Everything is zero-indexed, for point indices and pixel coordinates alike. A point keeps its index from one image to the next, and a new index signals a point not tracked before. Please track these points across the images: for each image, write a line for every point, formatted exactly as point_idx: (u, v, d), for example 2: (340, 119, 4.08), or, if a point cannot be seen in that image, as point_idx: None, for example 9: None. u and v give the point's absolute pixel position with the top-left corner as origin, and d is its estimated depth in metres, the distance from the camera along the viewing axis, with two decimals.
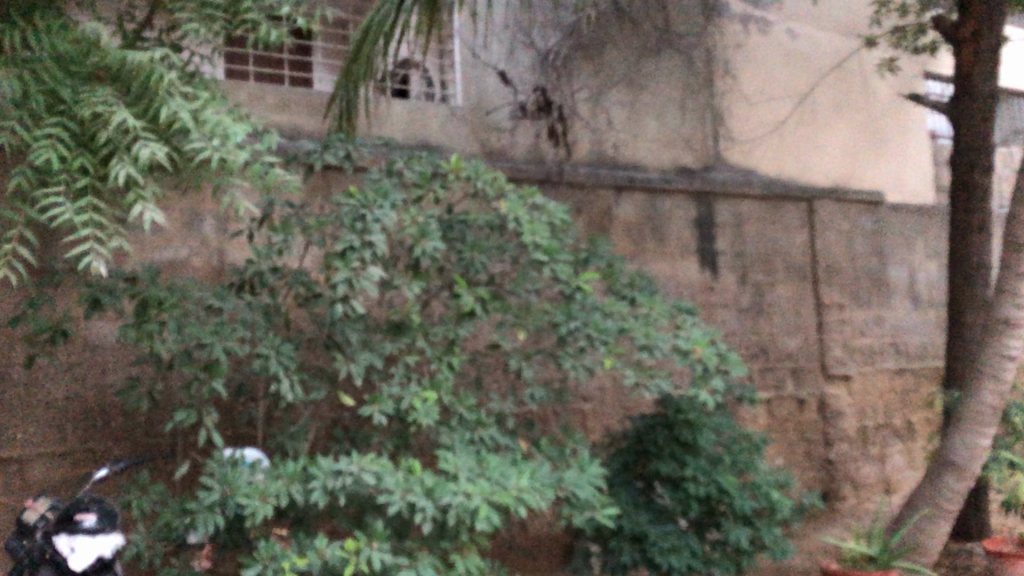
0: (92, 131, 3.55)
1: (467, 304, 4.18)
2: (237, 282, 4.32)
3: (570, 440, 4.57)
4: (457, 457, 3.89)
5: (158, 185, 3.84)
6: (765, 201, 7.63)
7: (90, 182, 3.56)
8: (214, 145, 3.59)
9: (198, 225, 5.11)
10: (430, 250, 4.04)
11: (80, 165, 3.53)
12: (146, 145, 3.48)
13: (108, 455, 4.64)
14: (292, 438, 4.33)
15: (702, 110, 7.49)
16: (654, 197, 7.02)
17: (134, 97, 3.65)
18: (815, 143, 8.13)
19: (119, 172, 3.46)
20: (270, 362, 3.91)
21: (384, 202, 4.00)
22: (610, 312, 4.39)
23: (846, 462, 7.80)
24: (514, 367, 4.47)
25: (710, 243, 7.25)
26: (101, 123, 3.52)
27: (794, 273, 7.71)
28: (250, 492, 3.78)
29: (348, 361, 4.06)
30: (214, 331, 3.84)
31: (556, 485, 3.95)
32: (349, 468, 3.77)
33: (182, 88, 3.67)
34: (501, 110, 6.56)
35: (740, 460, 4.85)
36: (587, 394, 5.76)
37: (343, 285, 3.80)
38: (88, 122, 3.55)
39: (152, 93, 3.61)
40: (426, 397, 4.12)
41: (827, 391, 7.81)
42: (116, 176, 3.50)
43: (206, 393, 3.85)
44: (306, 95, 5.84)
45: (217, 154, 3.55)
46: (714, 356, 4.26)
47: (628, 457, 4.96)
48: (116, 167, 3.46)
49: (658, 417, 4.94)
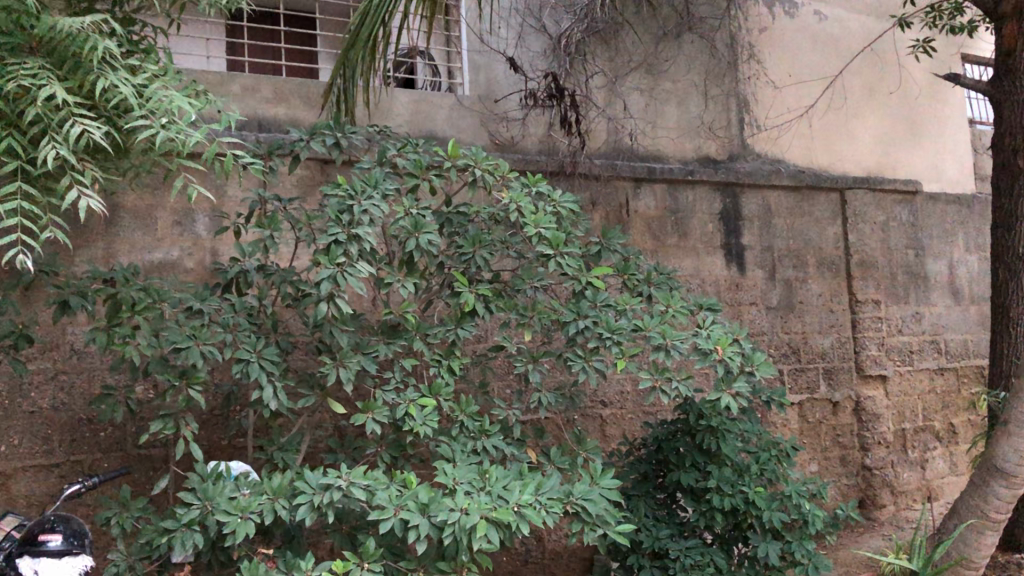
0: (20, 109, 3.36)
1: (466, 302, 3.90)
2: (223, 282, 4.09)
3: (583, 449, 4.22)
4: (456, 469, 3.56)
5: (98, 166, 3.69)
6: (793, 193, 7.25)
7: (21, 165, 3.39)
8: (160, 122, 3.44)
9: (190, 224, 4.90)
10: (425, 244, 3.72)
11: (8, 146, 3.36)
12: (81, 123, 3.33)
13: (96, 467, 4.36)
14: (282, 449, 4.03)
15: (726, 98, 7.12)
16: (676, 189, 6.67)
17: (67, 70, 3.47)
18: (847, 130, 7.72)
19: (51, 152, 3.30)
20: (251, 368, 3.60)
21: (373, 192, 3.69)
22: (624, 309, 4.04)
23: (883, 468, 7.39)
24: (519, 370, 4.09)
25: (736, 238, 6.88)
26: (30, 101, 3.37)
27: (825, 268, 7.32)
28: (230, 509, 3.46)
29: (338, 365, 3.74)
30: (191, 334, 3.55)
31: (565, 499, 3.59)
32: (337, 483, 3.44)
33: (121, 62, 3.51)
34: (510, 98, 6.23)
35: (769, 469, 4.47)
36: (606, 398, 5.42)
37: (327, 282, 3.45)
38: (17, 99, 3.36)
39: (86, 66, 3.44)
40: (424, 403, 3.81)
41: (863, 392, 7.40)
42: (49, 157, 3.34)
43: (182, 402, 3.54)
44: (303, 85, 5.56)
45: (164, 133, 3.40)
46: (738, 356, 3.81)
47: (647, 466, 4.60)
48: (49, 148, 3.32)
49: (678, 422, 4.59)
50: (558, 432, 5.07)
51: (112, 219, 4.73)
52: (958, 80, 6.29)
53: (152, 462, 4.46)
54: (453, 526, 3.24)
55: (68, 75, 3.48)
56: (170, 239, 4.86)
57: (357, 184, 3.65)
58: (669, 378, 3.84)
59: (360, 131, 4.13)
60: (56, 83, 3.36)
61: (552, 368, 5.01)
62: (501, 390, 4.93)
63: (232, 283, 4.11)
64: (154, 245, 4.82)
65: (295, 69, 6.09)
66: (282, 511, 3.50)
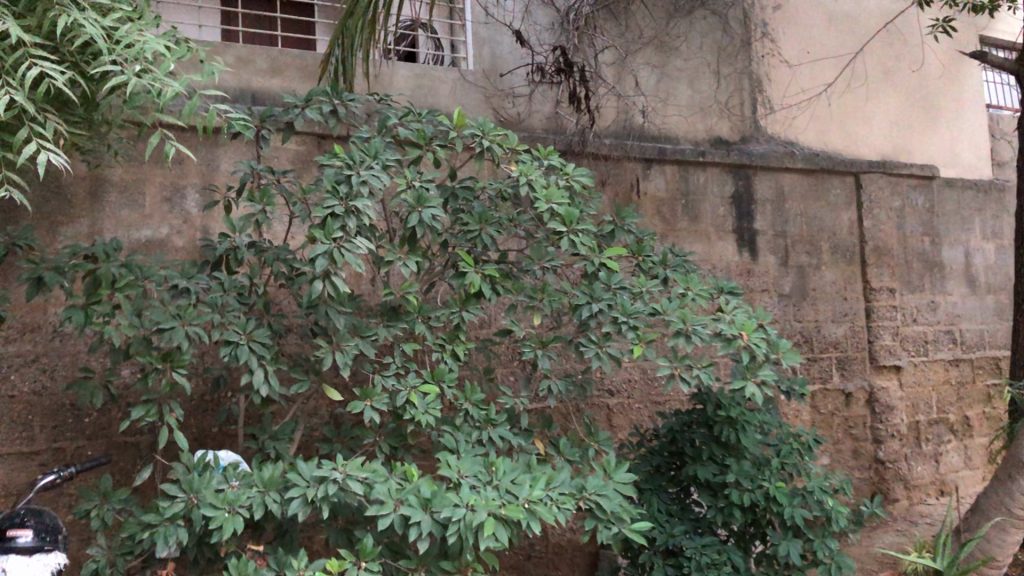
0: None
1: (473, 283, 3.64)
2: (212, 259, 3.85)
3: (594, 440, 3.98)
4: (460, 461, 3.31)
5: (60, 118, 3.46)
6: (807, 176, 7.00)
7: None
8: (134, 69, 3.27)
9: (180, 201, 4.69)
10: (429, 219, 3.45)
11: None
12: (41, 65, 3.12)
13: (79, 455, 4.11)
14: (274, 438, 3.78)
15: (739, 77, 6.84)
16: (686, 170, 6.41)
17: (24, 9, 3.25)
18: (864, 112, 7.43)
19: (7, 96, 3.08)
20: (240, 350, 3.34)
21: (373, 162, 3.42)
22: (640, 292, 3.78)
23: (896, 461, 7.15)
24: (527, 356, 3.83)
25: (748, 222, 6.63)
26: None
27: (839, 255, 7.07)
28: (217, 503, 3.21)
29: (334, 349, 3.48)
30: (176, 313, 3.29)
31: (577, 495, 3.34)
32: (333, 475, 3.19)
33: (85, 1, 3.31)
34: (516, 73, 5.95)
35: (790, 463, 4.23)
36: (613, 387, 5.17)
37: (323, 259, 3.16)
38: None
39: (46, 4, 3.22)
40: (427, 391, 3.57)
41: (876, 383, 7.17)
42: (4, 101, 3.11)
43: (166, 386, 3.28)
44: (299, 57, 5.29)
45: (137, 80, 3.24)
46: (763, 342, 3.55)
47: (660, 459, 4.35)
48: (3, 92, 3.08)
49: (694, 413, 4.34)
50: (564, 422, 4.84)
51: (97, 194, 4.51)
52: (985, 58, 6.01)
53: (139, 451, 4.22)
54: (458, 524, 2.99)
55: (26, 14, 3.26)
56: (158, 216, 4.64)
57: (355, 153, 3.38)
58: (689, 365, 3.56)
59: (358, 99, 3.87)
60: (13, 21, 3.14)
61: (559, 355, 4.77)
62: (505, 378, 4.69)
63: (222, 260, 3.86)
64: (142, 222, 4.60)
65: (291, 40, 5.81)
66: (273, 504, 3.25)
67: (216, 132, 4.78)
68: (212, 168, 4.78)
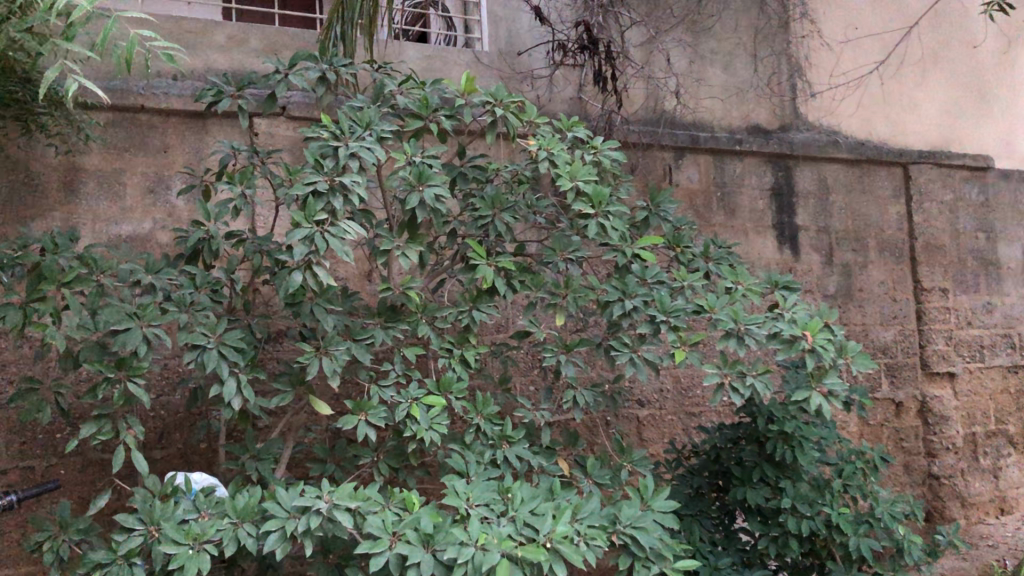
0: None
1: (484, 276, 3.12)
2: (187, 252, 3.35)
3: (627, 458, 3.43)
4: (470, 487, 2.79)
5: None
6: (853, 167, 6.43)
7: None
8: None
9: (164, 193, 4.21)
10: (432, 200, 2.91)
11: None
12: None
13: (49, 474, 3.61)
14: (257, 458, 3.29)
15: (777, 59, 6.29)
16: (721, 160, 5.86)
17: None
18: (913, 98, 6.82)
19: None
20: (208, 356, 2.83)
21: (366, 133, 2.89)
22: (680, 287, 3.24)
23: (952, 477, 6.53)
24: (549, 362, 3.28)
25: (789, 216, 6.07)
26: None
27: (887, 252, 6.48)
28: (181, 537, 2.70)
29: (321, 354, 2.97)
30: (134, 312, 2.79)
31: (609, 527, 2.80)
32: (317, 505, 2.67)
33: None
34: (535, 52, 5.38)
35: (853, 485, 3.67)
36: (643, 397, 4.62)
37: (303, 245, 2.65)
38: None
39: None
40: (431, 403, 3.04)
41: (929, 391, 6.56)
42: None
43: (120, 399, 2.76)
44: (298, 37, 4.62)
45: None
46: (831, 344, 2.95)
47: (702, 479, 3.79)
48: None
49: (742, 427, 3.77)
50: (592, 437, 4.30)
51: (72, 186, 4.05)
52: None
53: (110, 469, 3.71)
54: (465, 566, 2.46)
55: None
56: (141, 210, 4.17)
57: (344, 122, 2.85)
58: (743, 372, 2.96)
59: (351, 64, 3.33)
60: None
61: (585, 361, 4.25)
62: (524, 388, 4.18)
63: (197, 254, 3.35)
64: (122, 216, 4.14)
65: (292, 19, 5.40)
66: (248, 539, 2.73)
67: (205, 116, 4.30)
68: (200, 156, 4.30)
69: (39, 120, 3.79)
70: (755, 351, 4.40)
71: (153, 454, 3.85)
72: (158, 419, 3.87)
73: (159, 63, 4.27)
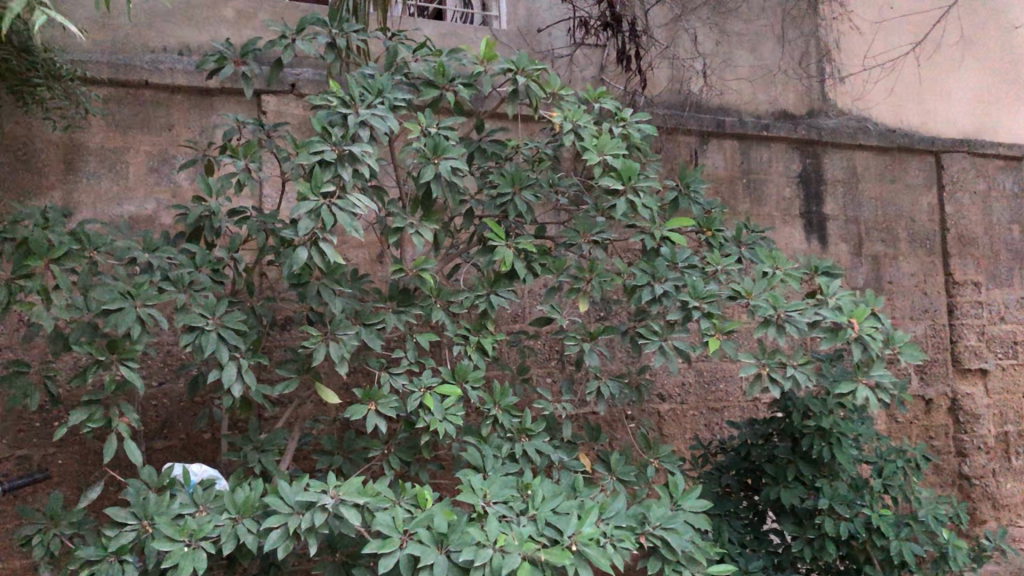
0: None
1: (503, 258, 2.91)
2: (188, 231, 3.15)
3: (654, 454, 3.22)
4: (487, 482, 2.58)
5: None
6: (882, 155, 6.18)
7: None
8: None
9: (169, 172, 4.01)
10: (448, 174, 2.71)
11: None
12: None
13: (47, 464, 3.44)
14: (260, 449, 3.10)
15: (806, 42, 6.04)
16: (747, 146, 5.63)
17: None
18: (945, 86, 6.54)
19: None
20: (207, 339, 2.62)
21: (378, 100, 2.68)
22: (714, 272, 3.03)
23: (984, 478, 6.25)
24: (571, 350, 3.07)
25: (817, 206, 5.84)
26: None
27: (918, 244, 6.22)
28: (176, 533, 2.50)
29: (329, 339, 2.77)
30: (128, 291, 2.59)
31: (637, 529, 2.59)
32: (322, 501, 2.47)
33: None
34: (556, 30, 5.16)
35: (894, 485, 3.45)
36: (665, 391, 4.40)
37: (308, 220, 2.44)
38: None
39: None
40: (445, 392, 2.84)
41: (960, 389, 6.30)
42: None
43: (112, 384, 2.56)
44: (309, 12, 4.41)
45: None
46: (879, 333, 2.72)
47: (731, 477, 3.58)
48: None
49: (774, 423, 3.55)
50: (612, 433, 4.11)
51: (72, 162, 3.86)
52: None
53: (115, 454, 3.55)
54: (483, 569, 2.26)
55: None
56: (145, 190, 3.98)
57: (355, 88, 2.62)
58: (782, 363, 2.75)
59: (363, 30, 3.11)
60: None
61: (609, 351, 4.07)
62: (542, 380, 3.98)
63: (198, 232, 3.16)
64: (124, 196, 3.94)
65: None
66: (247, 537, 2.54)
67: (212, 94, 4.10)
68: (207, 134, 4.10)
69: (36, 93, 3.54)
70: (787, 342, 4.18)
71: (154, 445, 3.67)
72: (160, 409, 3.68)
73: (165, 38, 4.09)
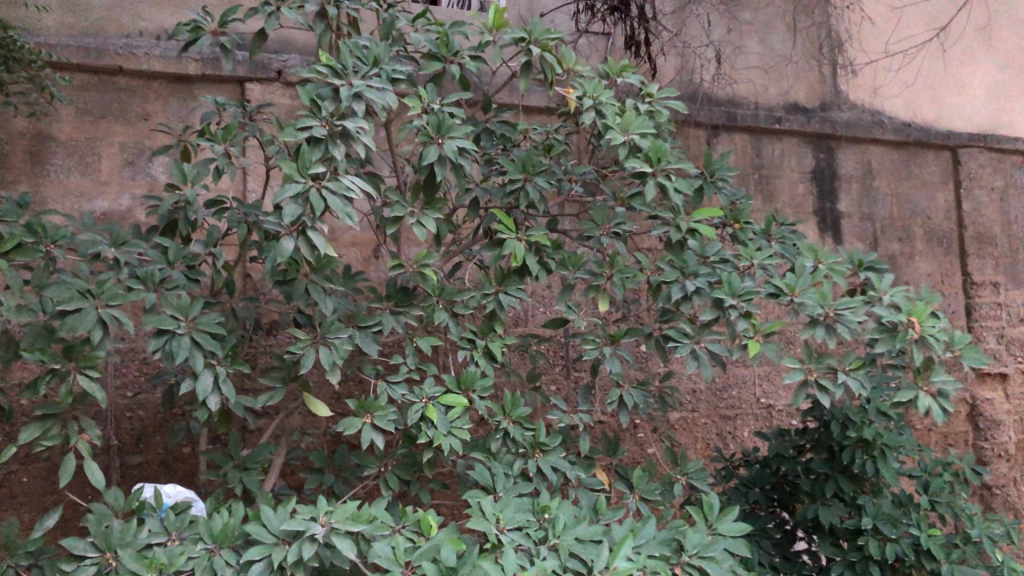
0: None
1: (514, 252, 2.59)
2: (161, 224, 2.82)
3: (680, 470, 2.91)
4: (501, 506, 2.27)
5: None
6: (898, 150, 5.67)
7: None
8: None
9: (144, 165, 3.66)
10: (455, 155, 2.39)
11: None
12: None
13: (11, 483, 3.13)
14: (243, 467, 2.77)
15: (819, 32, 5.62)
16: (758, 140, 5.25)
17: None
18: (960, 77, 6.02)
19: None
20: (179, 344, 2.29)
21: (377, 72, 2.36)
22: (749, 267, 2.76)
23: (1005, 488, 5.71)
24: (590, 356, 2.75)
25: (831, 202, 5.39)
26: None
27: (934, 242, 5.67)
28: (142, 567, 2.15)
29: (318, 344, 2.44)
30: (88, 290, 2.25)
31: (671, 558, 2.28)
32: (312, 530, 2.14)
33: None
34: (558, 17, 4.79)
35: (942, 501, 3.17)
36: (679, 400, 4.10)
37: (293, 205, 2.12)
38: None
39: None
40: (452, 403, 2.52)
41: (980, 394, 5.75)
42: None
43: (69, 396, 2.21)
44: None
45: None
46: (941, 335, 2.44)
47: (761, 493, 3.28)
48: None
49: (810, 433, 3.27)
50: (639, 449, 3.92)
51: (38, 154, 3.52)
52: None
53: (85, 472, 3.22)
54: None
55: None
56: (119, 185, 3.63)
57: (347, 57, 2.31)
58: (833, 369, 2.50)
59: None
60: None
61: (638, 358, 3.87)
62: (547, 388, 3.70)
63: (173, 225, 2.82)
64: (96, 192, 3.59)
65: None
66: (225, 571, 2.20)
67: (191, 81, 3.77)
68: (185, 125, 3.76)
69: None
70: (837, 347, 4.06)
71: (129, 461, 3.35)
72: (135, 422, 3.37)
73: (142, 22, 3.76)
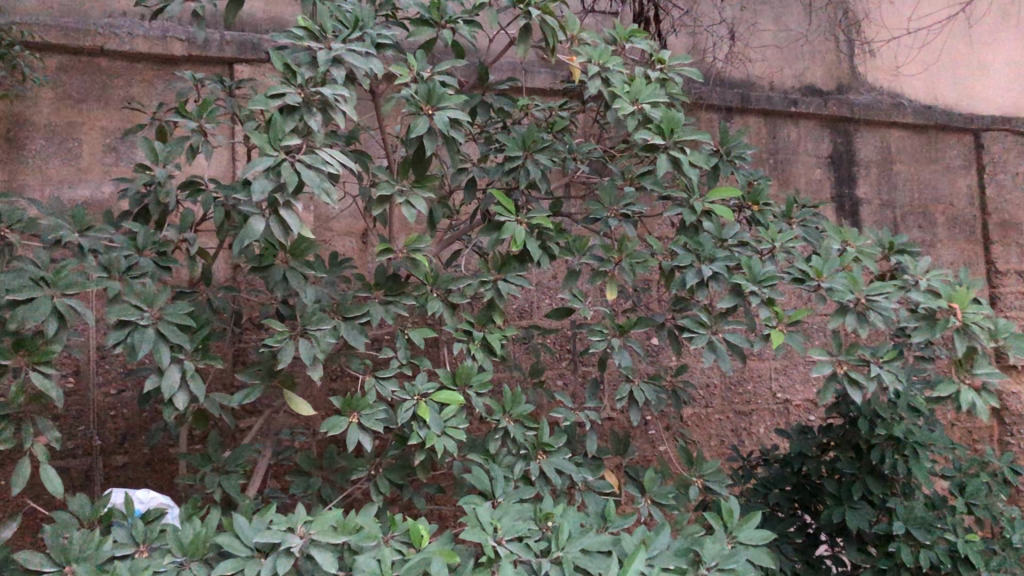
0: None
1: (514, 236, 2.37)
2: (134, 209, 2.61)
3: (696, 472, 2.69)
4: (500, 513, 2.05)
5: None
6: (918, 134, 5.35)
7: None
8: None
9: (127, 150, 3.44)
10: (446, 127, 2.17)
11: None
12: None
13: None
14: (223, 470, 2.57)
15: (835, 10, 5.35)
16: (774, 124, 4.96)
17: None
18: (982, 59, 5.74)
19: None
20: (143, 337, 2.07)
21: (359, 35, 2.14)
22: (770, 250, 2.53)
23: None
24: (596, 348, 2.53)
25: (850, 188, 5.08)
26: None
27: (958, 229, 5.38)
28: None
29: (298, 336, 2.23)
30: (42, 278, 2.04)
31: (688, 571, 2.06)
32: (288, 543, 1.93)
33: None
34: None
35: (978, 504, 2.95)
36: (692, 394, 3.88)
37: (264, 180, 1.90)
38: None
39: None
40: (446, 400, 2.30)
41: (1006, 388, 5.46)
42: None
43: (20, 394, 2.00)
44: None
45: None
46: (985, 323, 2.20)
47: (782, 495, 3.07)
48: None
49: (835, 431, 3.05)
50: (650, 444, 3.72)
51: (14, 139, 3.31)
52: None
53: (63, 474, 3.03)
54: None
55: None
56: (101, 171, 3.41)
57: (327, 19, 2.11)
58: (866, 361, 2.28)
59: None
60: None
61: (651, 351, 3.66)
62: (553, 383, 3.49)
63: (147, 209, 2.62)
64: (77, 179, 3.38)
65: None
66: None
67: (177, 62, 3.54)
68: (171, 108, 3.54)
69: None
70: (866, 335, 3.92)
71: (112, 462, 3.15)
72: (119, 420, 3.17)
73: None
